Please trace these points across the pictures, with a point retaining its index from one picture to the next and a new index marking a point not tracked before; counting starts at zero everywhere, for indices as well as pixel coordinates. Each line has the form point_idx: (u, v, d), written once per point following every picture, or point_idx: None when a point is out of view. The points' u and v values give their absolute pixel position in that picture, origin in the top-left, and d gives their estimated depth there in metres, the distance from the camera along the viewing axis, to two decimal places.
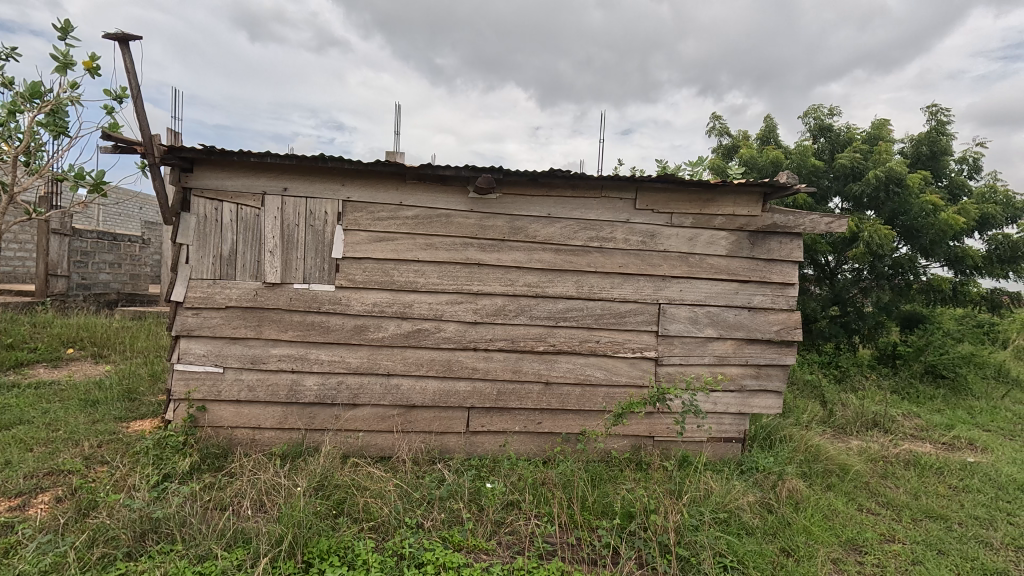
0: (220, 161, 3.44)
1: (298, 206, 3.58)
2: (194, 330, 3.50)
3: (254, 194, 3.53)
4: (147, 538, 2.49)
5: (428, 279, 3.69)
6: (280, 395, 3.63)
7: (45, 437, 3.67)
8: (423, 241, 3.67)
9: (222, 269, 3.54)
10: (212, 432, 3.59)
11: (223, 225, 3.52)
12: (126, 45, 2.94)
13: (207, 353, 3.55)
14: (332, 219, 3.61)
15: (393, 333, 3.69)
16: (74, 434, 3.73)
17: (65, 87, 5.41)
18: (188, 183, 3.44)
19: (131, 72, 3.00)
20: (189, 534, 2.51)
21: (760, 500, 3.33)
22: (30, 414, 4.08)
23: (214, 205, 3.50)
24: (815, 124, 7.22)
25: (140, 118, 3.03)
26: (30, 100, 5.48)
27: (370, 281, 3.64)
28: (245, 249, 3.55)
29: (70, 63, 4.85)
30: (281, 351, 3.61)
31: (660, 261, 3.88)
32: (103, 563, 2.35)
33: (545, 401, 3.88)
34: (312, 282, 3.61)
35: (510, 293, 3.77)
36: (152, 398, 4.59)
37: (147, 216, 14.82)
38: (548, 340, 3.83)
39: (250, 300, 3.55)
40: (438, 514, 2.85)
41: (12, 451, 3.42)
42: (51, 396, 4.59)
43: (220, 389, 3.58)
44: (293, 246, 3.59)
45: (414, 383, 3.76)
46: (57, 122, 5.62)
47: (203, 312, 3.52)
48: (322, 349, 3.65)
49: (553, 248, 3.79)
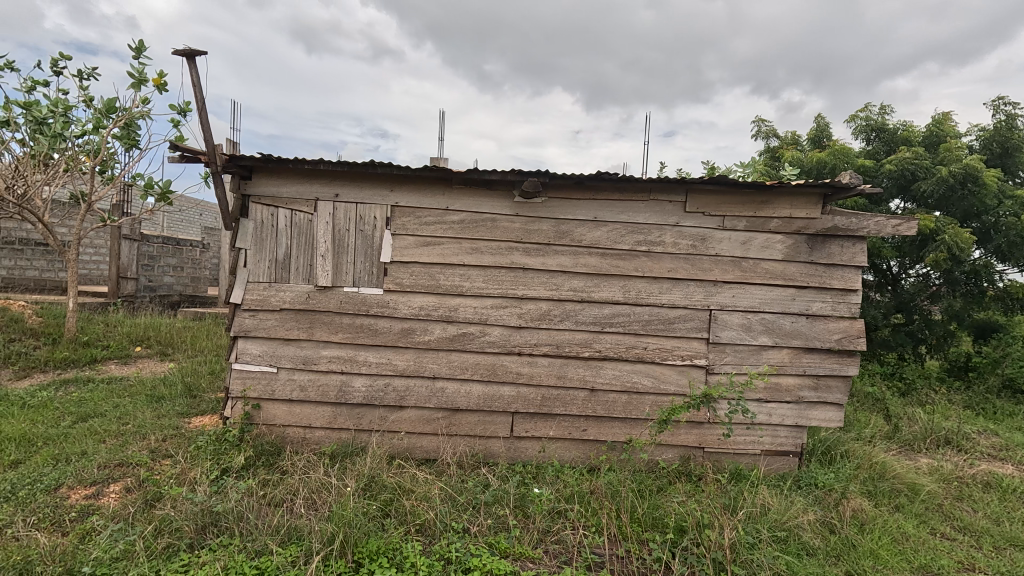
0: (276, 169, 3.57)
1: (349, 212, 3.68)
2: (251, 331, 3.65)
3: (307, 200, 3.65)
4: (207, 530, 2.59)
5: (473, 282, 3.70)
6: (330, 396, 3.72)
7: (116, 430, 3.92)
8: (469, 245, 3.70)
9: (277, 272, 3.68)
10: (267, 429, 3.71)
11: (278, 230, 3.66)
12: (193, 60, 3.11)
13: (263, 354, 3.69)
14: (381, 225, 3.69)
15: (439, 337, 3.72)
16: (142, 428, 3.97)
17: (137, 103, 5.80)
18: (247, 191, 3.60)
19: (197, 86, 3.16)
20: (248, 529, 2.59)
21: (820, 518, 3.15)
22: (103, 409, 4.37)
23: (270, 211, 3.65)
24: (866, 125, 6.84)
25: (204, 129, 3.19)
26: (106, 116, 5.87)
27: (417, 284, 3.69)
28: (299, 254, 3.68)
29: (143, 79, 5.18)
30: (331, 353, 3.71)
31: (711, 266, 3.75)
32: (169, 552, 2.45)
33: (590, 407, 3.80)
34: (361, 285, 3.69)
35: (555, 298, 3.73)
36: (212, 396, 4.81)
37: (206, 222, 15.63)
38: (593, 346, 3.77)
39: (303, 303, 3.66)
40: (484, 519, 2.83)
41: (87, 441, 3.68)
42: (122, 391, 4.91)
43: (274, 388, 3.70)
44: (343, 251, 3.68)
45: (459, 387, 3.77)
46: (130, 135, 6.04)
47: (260, 314, 3.66)
48: (370, 351, 3.72)
49: (599, 252, 3.74)
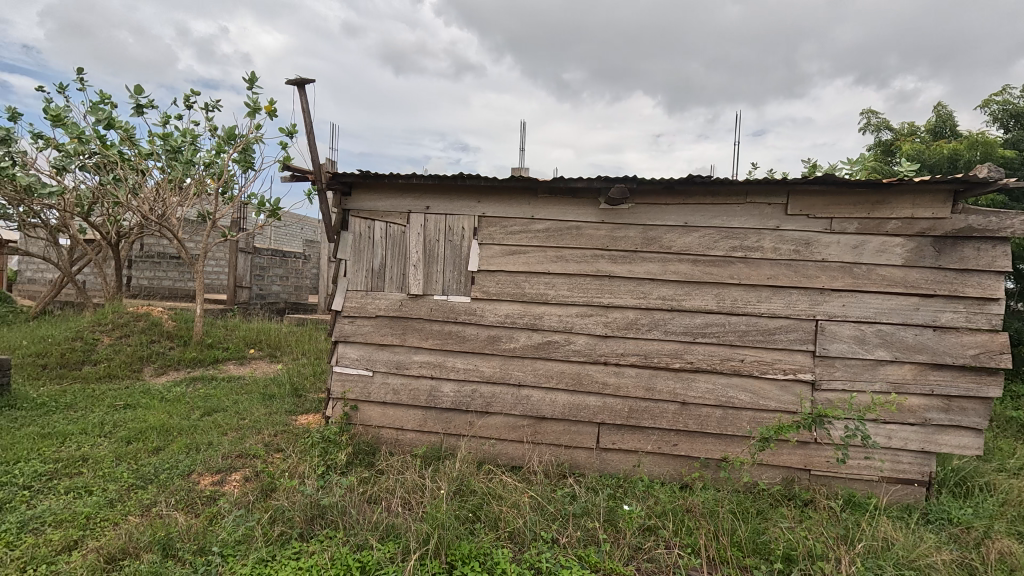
0: (373, 184, 3.82)
1: (438, 223, 3.83)
2: (350, 337, 3.90)
3: (400, 213, 3.86)
4: (314, 522, 2.78)
5: (558, 291, 3.70)
6: (420, 400, 3.87)
7: (236, 424, 4.35)
8: (553, 254, 3.70)
9: (374, 281, 3.91)
10: (363, 430, 3.93)
11: (374, 241, 3.89)
12: (302, 88, 3.41)
13: (360, 358, 3.92)
14: (468, 235, 3.80)
15: (524, 345, 3.75)
16: (257, 423, 4.37)
17: (253, 129, 6.47)
18: (347, 205, 3.88)
19: (306, 111, 3.46)
20: (350, 523, 2.75)
21: (957, 559, 2.76)
22: (225, 404, 4.88)
23: (367, 224, 3.90)
24: (1003, 111, 6.01)
25: (312, 150, 3.48)
26: (228, 142, 6.60)
27: (503, 292, 3.75)
28: (392, 264, 3.89)
29: (258, 108, 5.76)
30: (421, 358, 3.86)
31: (816, 273, 3.46)
32: (283, 539, 2.67)
33: (681, 421, 3.63)
34: (450, 293, 3.82)
35: (643, 306, 3.63)
36: (314, 396, 5.20)
37: (307, 235, 17.03)
38: (684, 358, 3.61)
39: (396, 310, 3.85)
40: (573, 531, 2.79)
41: (213, 433, 4.12)
42: (240, 388, 5.45)
43: (370, 391, 3.92)
44: (433, 260, 3.84)
45: (544, 395, 3.76)
46: (247, 159, 6.74)
47: (358, 320, 3.90)
48: (458, 357, 3.83)
49: (689, 259, 3.58)
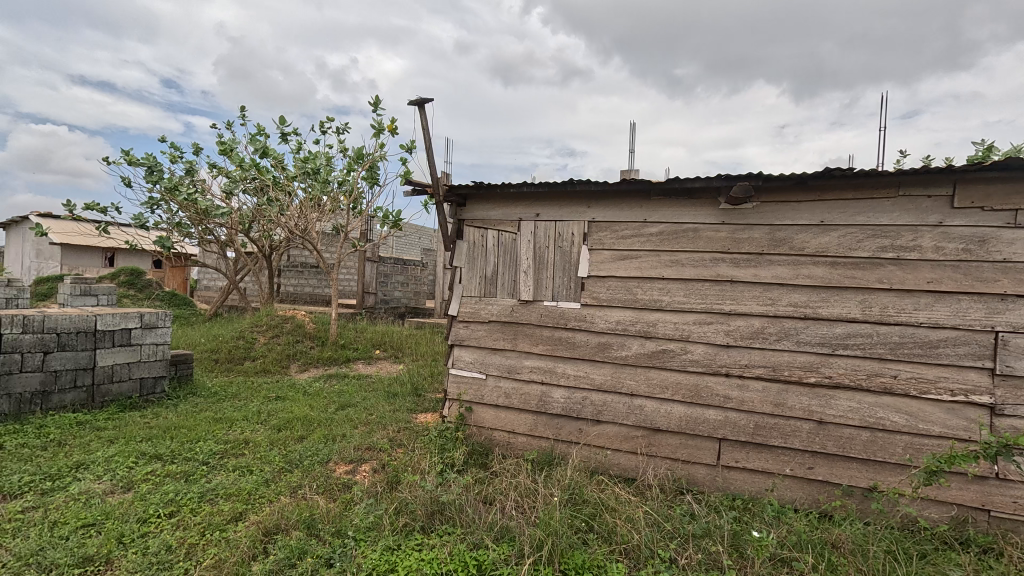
0: (486, 195, 4.01)
1: (548, 229, 3.88)
2: (465, 340, 4.08)
3: (512, 221, 3.99)
4: (435, 517, 2.93)
5: (674, 296, 3.52)
6: (531, 404, 3.90)
7: (365, 419, 4.77)
8: (668, 258, 3.54)
9: (486, 287, 4.06)
10: (477, 431, 4.07)
11: (487, 248, 4.05)
12: (423, 107, 3.65)
13: (474, 361, 4.07)
14: (578, 240, 3.78)
15: (637, 353, 3.62)
16: (383, 419, 4.74)
17: (379, 148, 7.07)
18: (462, 216, 4.10)
19: (426, 129, 3.70)
20: (467, 521, 2.86)
21: None
22: (356, 400, 5.37)
23: (481, 232, 4.07)
24: None
25: (430, 164, 3.71)
26: (358, 162, 7.29)
27: (614, 298, 3.67)
28: (504, 270, 4.00)
29: (382, 128, 6.30)
30: (532, 363, 3.90)
31: (995, 275, 2.91)
32: (407, 530, 2.85)
33: (818, 442, 3.25)
34: (560, 299, 3.83)
35: (771, 314, 3.32)
36: (432, 396, 5.52)
37: (424, 244, 18.18)
38: (821, 372, 3.23)
39: (508, 316, 3.95)
40: (694, 553, 2.63)
41: (346, 426, 4.56)
42: (368, 386, 5.97)
43: (483, 393, 4.05)
44: (543, 266, 3.88)
45: (659, 406, 3.59)
46: (373, 175, 7.39)
47: (472, 325, 4.07)
48: (568, 363, 3.80)
49: (826, 261, 3.21)
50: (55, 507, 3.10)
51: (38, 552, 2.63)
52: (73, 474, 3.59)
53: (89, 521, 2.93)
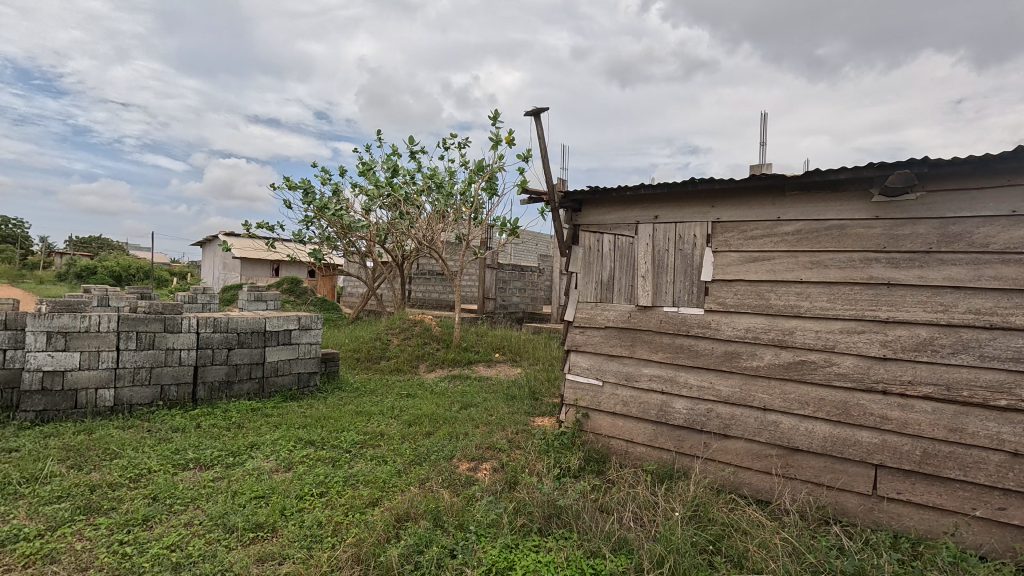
0: (601, 199, 4.01)
1: (668, 232, 3.73)
2: (581, 346, 4.07)
3: (629, 225, 3.92)
4: (552, 520, 2.96)
5: (815, 302, 3.16)
6: (651, 414, 3.75)
7: (486, 420, 4.98)
8: (807, 259, 3.20)
9: (603, 293, 4.02)
10: (594, 438, 4.03)
11: (603, 253, 4.02)
12: (538, 117, 3.75)
13: (590, 367, 4.04)
14: (701, 242, 3.58)
15: (771, 363, 3.30)
16: (502, 421, 4.91)
17: (497, 159, 7.38)
18: (578, 222, 4.15)
19: (541, 138, 3.79)
20: (584, 528, 2.85)
21: None
22: (477, 401, 5.63)
23: (596, 237, 4.06)
24: None
25: (546, 172, 3.79)
26: (478, 173, 7.67)
27: (743, 304, 3.39)
28: (621, 275, 3.93)
29: (500, 140, 6.56)
30: (652, 371, 3.75)
31: None
32: (525, 530, 2.91)
33: (1012, 479, 2.67)
34: (681, 305, 3.65)
35: (942, 322, 2.83)
36: (549, 400, 5.58)
37: (541, 250, 18.48)
38: (1015, 393, 2.67)
39: (625, 321, 3.86)
40: None
41: (469, 425, 4.79)
42: (488, 388, 6.22)
43: (600, 400, 3.99)
44: (663, 270, 3.74)
45: (798, 423, 3.23)
46: (492, 185, 7.71)
47: (588, 330, 4.05)
48: (691, 372, 3.59)
49: (1021, 259, 2.65)
50: (236, 479, 3.69)
51: (223, 515, 3.15)
52: (248, 452, 4.25)
53: (260, 493, 3.45)
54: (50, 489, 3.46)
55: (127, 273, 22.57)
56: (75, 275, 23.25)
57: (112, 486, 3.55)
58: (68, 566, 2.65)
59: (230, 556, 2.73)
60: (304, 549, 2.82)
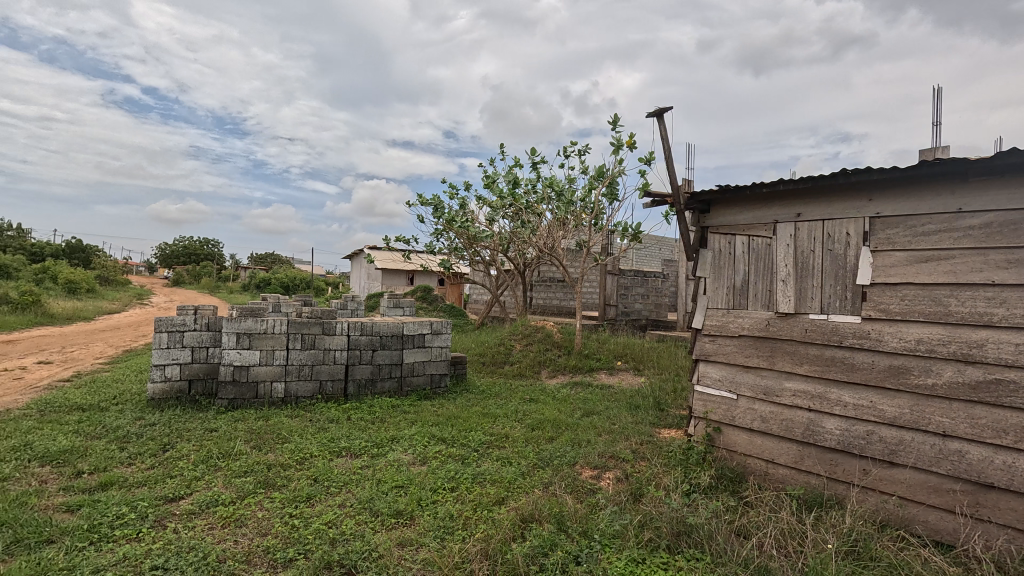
0: (733, 199, 3.75)
1: (813, 230, 3.37)
2: (711, 356, 3.83)
3: (765, 225, 3.61)
4: (682, 538, 2.81)
5: (1014, 309, 2.62)
6: (795, 433, 3.38)
7: (609, 428, 4.90)
8: (1002, 257, 2.66)
9: (736, 299, 3.75)
10: (727, 455, 3.75)
11: (736, 256, 3.75)
12: (661, 117, 3.63)
13: (722, 379, 3.78)
14: (856, 241, 3.17)
15: (951, 382, 2.79)
16: (626, 430, 4.79)
17: (618, 164, 7.26)
18: (706, 224, 3.93)
19: (665, 138, 3.67)
20: (718, 550, 2.66)
21: None
22: (599, 409, 5.57)
23: (727, 239, 3.81)
24: None
25: (670, 174, 3.66)
26: (599, 179, 7.62)
27: (913, 311, 2.92)
28: (757, 279, 3.64)
29: (621, 144, 6.46)
30: (795, 385, 3.39)
31: None
32: (652, 545, 2.81)
33: None
34: (830, 312, 3.26)
35: None
36: (676, 412, 5.32)
37: (665, 254, 17.69)
38: None
39: (762, 330, 3.55)
40: None
41: (591, 433, 4.76)
42: (610, 396, 6.12)
43: (734, 414, 3.71)
44: (808, 273, 3.37)
45: (992, 455, 2.68)
46: (613, 190, 7.60)
47: (719, 339, 3.80)
48: (845, 388, 3.17)
49: None
50: (380, 468, 4.09)
51: (370, 500, 3.50)
52: (390, 444, 4.68)
53: (400, 483, 3.78)
54: (239, 464, 4.15)
55: (293, 283, 26.27)
56: (256, 286, 27.63)
57: (283, 466, 4.15)
58: (252, 531, 3.15)
59: (376, 538, 3.03)
60: (438, 538, 3.03)
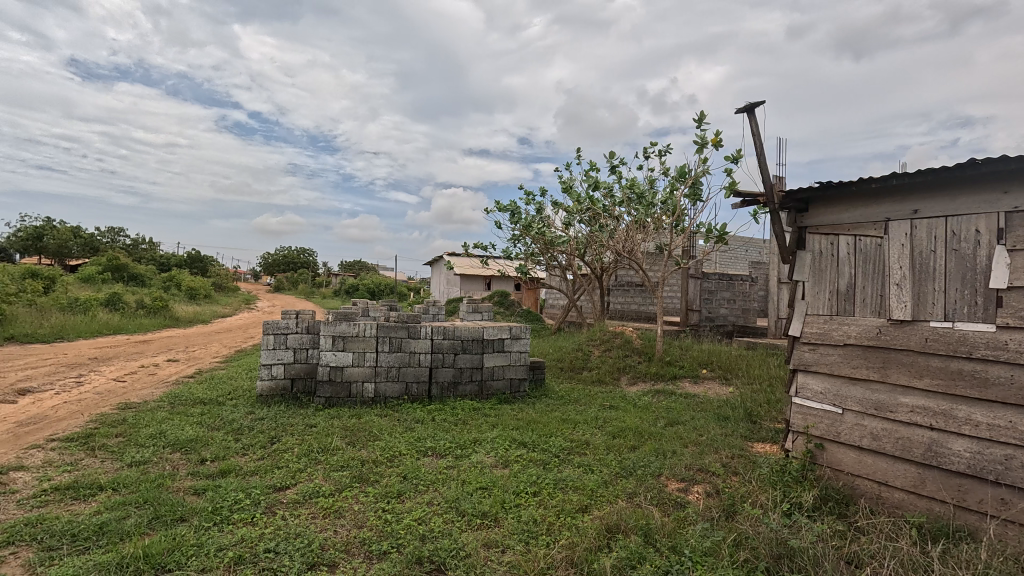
0: (836, 196, 3.48)
1: (934, 228, 3.03)
2: (811, 366, 3.57)
3: (875, 223, 3.30)
4: (783, 561, 2.62)
5: None
6: (914, 454, 3.04)
7: (696, 439, 4.70)
8: None
9: (840, 305, 3.46)
10: (832, 474, 3.45)
11: (839, 259, 3.47)
12: (752, 113, 3.45)
13: (825, 391, 3.50)
14: (988, 239, 2.81)
15: None
16: (714, 442, 4.57)
17: (701, 163, 6.97)
18: (804, 224, 3.68)
19: (756, 135, 3.48)
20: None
21: None
22: (684, 418, 5.36)
23: (829, 240, 3.53)
24: None
25: (763, 172, 3.46)
26: (680, 179, 7.36)
27: None
28: (865, 283, 3.34)
29: (705, 142, 6.20)
30: (913, 401, 3.06)
31: None
32: (749, 567, 2.64)
33: None
34: (956, 319, 2.91)
35: None
36: (770, 425, 4.99)
37: (753, 256, 16.65)
38: None
39: (872, 339, 3.25)
40: None
41: (676, 443, 4.59)
42: (696, 405, 5.86)
43: (839, 430, 3.41)
44: (927, 276, 3.04)
45: None
46: (696, 191, 7.30)
47: (820, 348, 3.53)
48: (976, 406, 2.80)
49: None
50: (464, 469, 4.21)
51: (456, 500, 3.61)
52: (472, 446, 4.80)
53: (483, 485, 3.86)
54: (337, 459, 4.45)
55: (379, 289, 27.79)
56: (346, 292, 29.54)
57: (375, 462, 4.40)
58: (350, 522, 3.37)
59: (463, 537, 3.12)
60: (523, 542, 3.06)
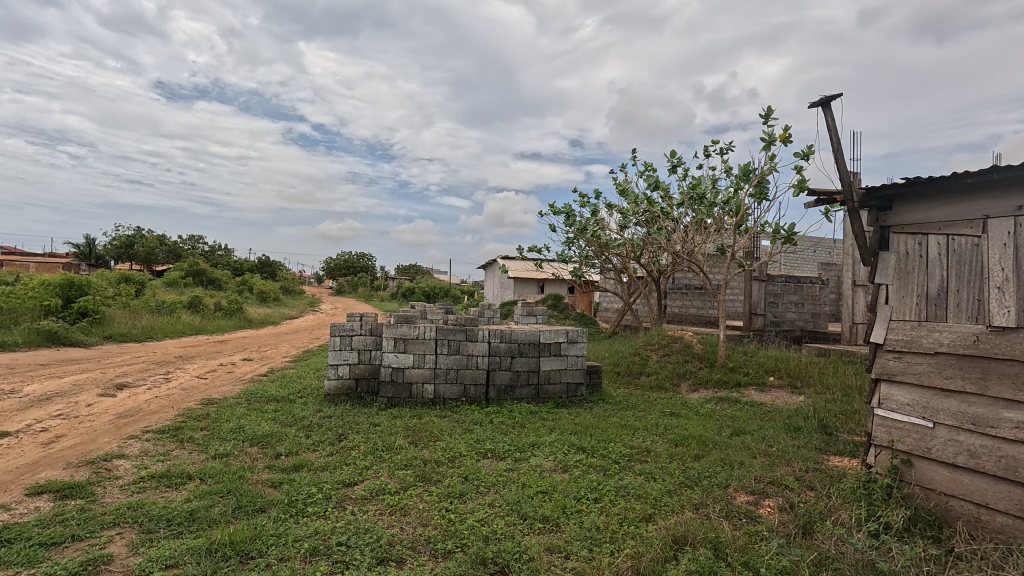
0: (924, 192, 3.23)
1: None
2: (896, 375, 3.32)
3: (970, 221, 3.04)
4: None
5: None
6: (1020, 475, 2.75)
7: (765, 450, 4.48)
8: None
9: (930, 309, 3.20)
10: (922, 493, 3.18)
11: (929, 260, 3.21)
12: (827, 107, 3.27)
13: (912, 403, 3.24)
14: None
15: None
16: (786, 454, 4.34)
17: (767, 161, 6.67)
18: (887, 223, 3.44)
19: (832, 130, 3.29)
20: None
21: None
22: (751, 428, 5.12)
23: (917, 240, 3.28)
24: None
25: (840, 169, 3.27)
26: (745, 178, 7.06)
27: None
28: (960, 286, 3.07)
29: (773, 140, 5.92)
30: (1019, 416, 2.77)
31: None
32: None
33: None
34: None
35: None
36: (848, 437, 4.68)
37: (823, 257, 15.69)
38: None
39: (969, 347, 2.98)
40: None
41: (744, 453, 4.40)
42: (763, 414, 5.59)
43: (930, 446, 3.14)
44: None
45: None
46: (762, 190, 6.99)
47: (907, 357, 3.27)
48: None
49: None
50: (524, 472, 4.23)
51: (517, 503, 3.63)
52: (531, 450, 4.81)
53: (544, 489, 3.85)
54: (400, 458, 4.59)
55: (434, 292, 28.43)
56: (403, 295, 30.44)
57: (437, 462, 4.50)
58: (415, 520, 3.46)
59: (526, 540, 3.13)
60: (586, 549, 3.03)
